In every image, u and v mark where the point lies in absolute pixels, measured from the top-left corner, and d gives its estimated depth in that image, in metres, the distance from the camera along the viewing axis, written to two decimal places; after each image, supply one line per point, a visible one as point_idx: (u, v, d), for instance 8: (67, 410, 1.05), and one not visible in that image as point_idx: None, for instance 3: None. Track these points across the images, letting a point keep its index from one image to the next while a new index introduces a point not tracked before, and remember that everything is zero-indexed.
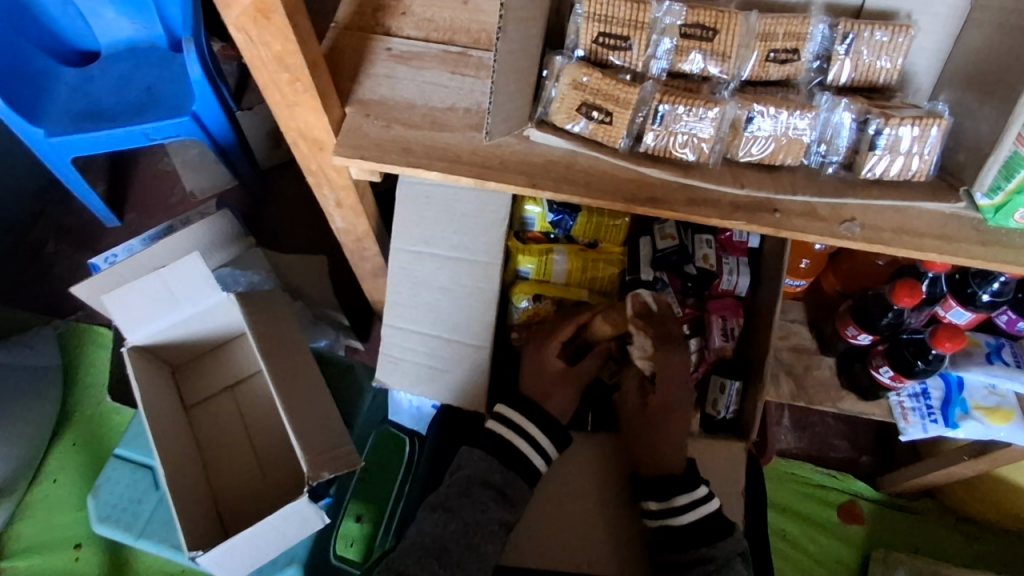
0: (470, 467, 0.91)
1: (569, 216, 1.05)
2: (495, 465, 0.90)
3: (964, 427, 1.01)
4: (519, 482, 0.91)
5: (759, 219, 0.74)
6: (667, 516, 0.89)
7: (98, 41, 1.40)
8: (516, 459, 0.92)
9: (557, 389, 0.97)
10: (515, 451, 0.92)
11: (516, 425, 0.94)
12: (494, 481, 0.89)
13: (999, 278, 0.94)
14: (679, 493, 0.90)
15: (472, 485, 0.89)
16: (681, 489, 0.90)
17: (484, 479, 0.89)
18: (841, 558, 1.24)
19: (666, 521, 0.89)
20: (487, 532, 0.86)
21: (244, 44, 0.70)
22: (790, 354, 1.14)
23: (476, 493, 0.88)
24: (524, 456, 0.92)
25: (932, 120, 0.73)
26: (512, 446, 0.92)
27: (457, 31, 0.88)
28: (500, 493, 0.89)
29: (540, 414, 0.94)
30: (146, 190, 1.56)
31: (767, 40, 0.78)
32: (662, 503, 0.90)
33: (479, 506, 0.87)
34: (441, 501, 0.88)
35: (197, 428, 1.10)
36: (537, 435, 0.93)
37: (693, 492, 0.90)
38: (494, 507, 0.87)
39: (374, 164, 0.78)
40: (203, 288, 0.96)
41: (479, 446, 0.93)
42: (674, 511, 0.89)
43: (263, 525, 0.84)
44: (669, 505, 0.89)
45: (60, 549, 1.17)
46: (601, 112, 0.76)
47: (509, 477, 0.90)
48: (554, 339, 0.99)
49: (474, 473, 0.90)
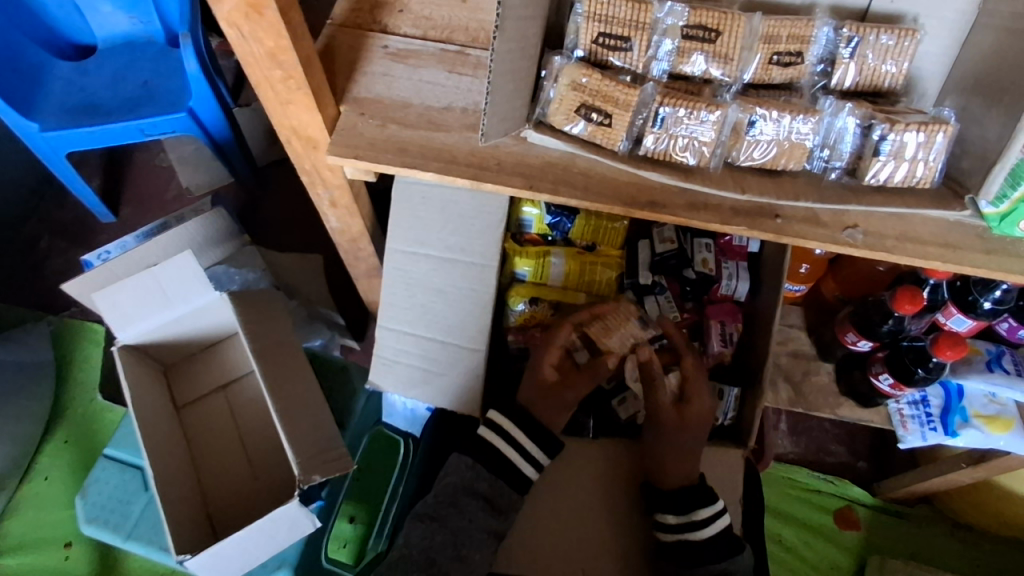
0: (456, 475, 0.89)
1: (567, 218, 1.04)
2: (483, 474, 0.89)
3: (964, 436, 1.01)
4: (507, 492, 0.89)
5: (761, 225, 0.72)
6: (685, 531, 0.87)
7: (95, 35, 1.38)
8: (503, 468, 0.90)
9: (540, 391, 0.95)
10: (504, 459, 0.90)
11: (506, 432, 0.91)
12: (481, 489, 0.88)
13: (1001, 285, 0.92)
14: (702, 506, 0.88)
15: (459, 494, 0.87)
16: (703, 503, 0.88)
17: (469, 487, 0.88)
18: (837, 564, 1.23)
19: (685, 535, 0.87)
20: (475, 541, 0.85)
21: (237, 39, 0.68)
22: (789, 360, 1.13)
23: (463, 502, 0.87)
24: (514, 465, 0.90)
25: (938, 126, 0.71)
26: (500, 454, 0.90)
27: (455, 29, 0.86)
28: (486, 502, 0.88)
29: (532, 422, 0.92)
30: (140, 185, 1.54)
31: (770, 42, 0.77)
32: (681, 517, 0.87)
33: (466, 515, 0.86)
34: (428, 511, 0.87)
35: (187, 428, 1.08)
36: (526, 443, 0.91)
37: (714, 505, 0.88)
38: (482, 516, 0.86)
39: (368, 163, 0.76)
40: (194, 287, 0.94)
41: (467, 453, 0.91)
42: (696, 525, 0.87)
43: (251, 528, 0.82)
44: (690, 519, 0.87)
45: (48, 548, 1.15)
46: (600, 114, 0.74)
47: (497, 487, 0.89)
48: (553, 352, 0.96)
49: (460, 481, 0.89)
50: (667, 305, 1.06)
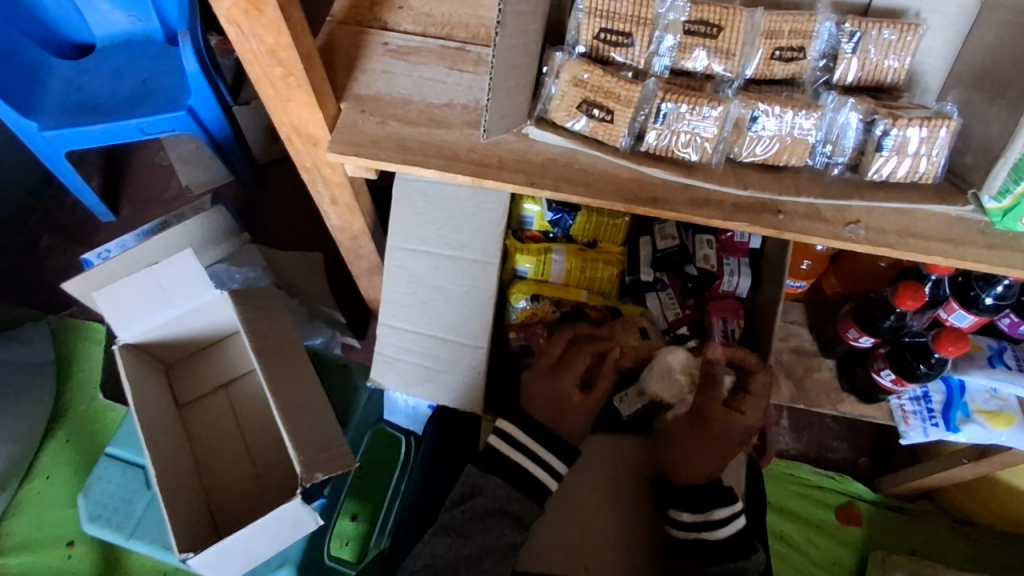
0: (489, 496, 0.88)
1: (569, 215, 1.04)
2: (514, 493, 0.88)
3: (965, 431, 1.01)
4: (535, 509, 0.89)
5: (763, 220, 0.73)
6: (701, 529, 0.86)
7: (93, 34, 1.38)
8: (530, 485, 0.90)
9: (568, 412, 0.93)
10: (532, 478, 0.90)
11: (533, 452, 0.91)
12: (511, 509, 0.88)
13: (1003, 281, 0.93)
14: (719, 506, 0.87)
15: (489, 513, 0.87)
16: (722, 502, 0.87)
17: (500, 507, 0.87)
18: (838, 560, 1.23)
19: (700, 534, 0.86)
20: (498, 555, 0.84)
21: (236, 36, 0.68)
22: (790, 356, 1.13)
23: (491, 519, 0.86)
24: (542, 484, 0.90)
25: (941, 121, 0.71)
26: (529, 474, 0.90)
27: (455, 26, 0.86)
28: (515, 520, 0.87)
29: (557, 441, 0.92)
30: (139, 184, 1.54)
31: (772, 37, 0.76)
32: (698, 514, 0.87)
33: (493, 531, 0.85)
34: (454, 526, 0.86)
35: (189, 427, 1.08)
36: (553, 461, 0.91)
37: (734, 505, 0.88)
38: (509, 533, 0.86)
39: (369, 160, 0.76)
40: (195, 285, 0.94)
41: (492, 471, 0.90)
42: (712, 524, 0.86)
43: (255, 526, 0.82)
44: (707, 517, 0.87)
45: (51, 547, 1.15)
46: (602, 110, 0.74)
47: (528, 505, 0.89)
48: (571, 373, 0.94)
49: (491, 501, 0.87)
50: (669, 302, 1.07)
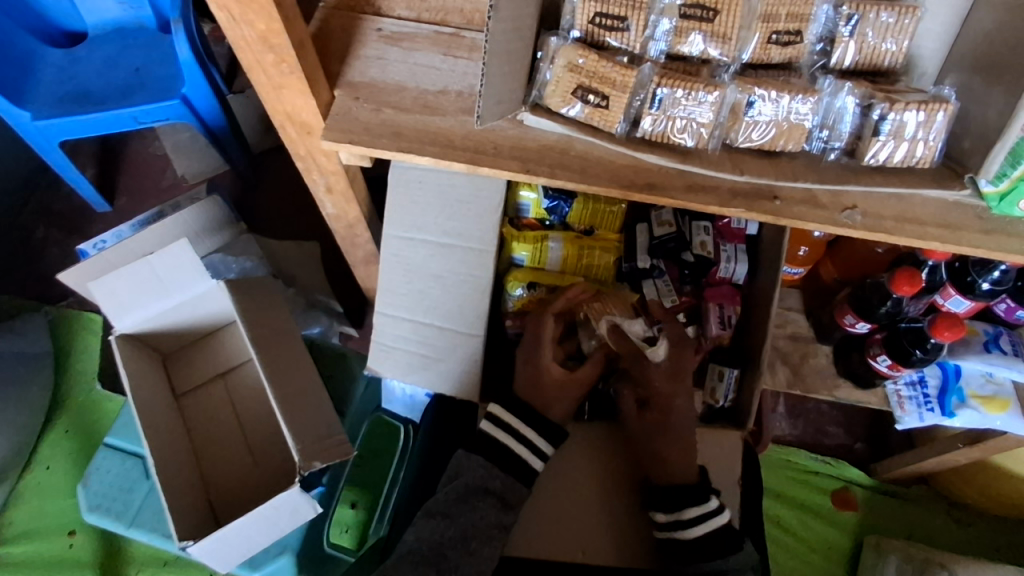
0: (469, 474, 0.88)
1: (565, 202, 1.03)
2: (496, 472, 0.89)
3: (960, 416, 1.01)
4: (518, 488, 0.89)
5: (759, 206, 0.73)
6: (676, 529, 0.86)
7: (84, 22, 1.36)
8: (515, 466, 0.90)
9: (549, 387, 0.93)
10: (514, 456, 0.90)
11: (514, 429, 0.90)
12: (493, 488, 0.88)
13: (999, 266, 0.92)
14: (690, 506, 0.86)
15: (471, 492, 0.87)
16: (693, 501, 0.87)
17: (483, 485, 0.88)
18: (834, 544, 1.24)
19: (674, 534, 0.86)
20: (486, 536, 0.85)
21: (227, 22, 0.68)
22: (787, 343, 1.13)
23: (475, 500, 0.86)
24: (524, 462, 0.90)
25: (938, 105, 0.70)
26: (511, 452, 0.90)
27: (449, 11, 0.85)
28: (499, 499, 0.87)
29: (539, 419, 0.91)
30: (134, 174, 1.53)
31: (769, 21, 0.76)
32: (670, 515, 0.87)
33: (477, 512, 0.85)
34: (439, 508, 0.86)
35: (188, 416, 1.09)
36: (536, 440, 0.91)
37: (704, 504, 0.87)
38: (493, 512, 0.86)
39: (364, 148, 0.75)
40: (188, 273, 0.93)
41: (476, 451, 0.90)
42: (683, 524, 0.86)
43: (254, 514, 0.83)
44: (678, 517, 0.86)
45: (54, 536, 1.16)
46: (597, 95, 0.73)
47: (509, 484, 0.88)
48: (546, 346, 0.94)
49: (473, 481, 0.88)
50: (666, 288, 1.06)
